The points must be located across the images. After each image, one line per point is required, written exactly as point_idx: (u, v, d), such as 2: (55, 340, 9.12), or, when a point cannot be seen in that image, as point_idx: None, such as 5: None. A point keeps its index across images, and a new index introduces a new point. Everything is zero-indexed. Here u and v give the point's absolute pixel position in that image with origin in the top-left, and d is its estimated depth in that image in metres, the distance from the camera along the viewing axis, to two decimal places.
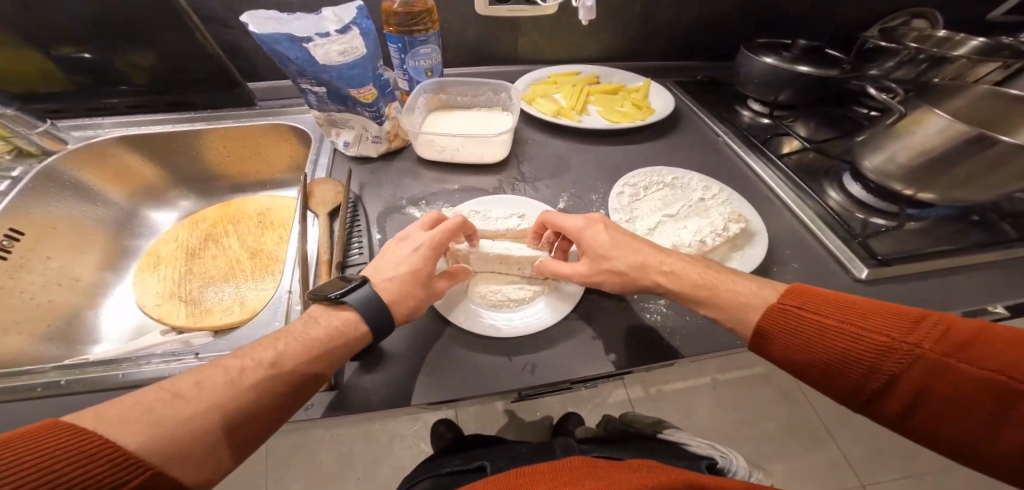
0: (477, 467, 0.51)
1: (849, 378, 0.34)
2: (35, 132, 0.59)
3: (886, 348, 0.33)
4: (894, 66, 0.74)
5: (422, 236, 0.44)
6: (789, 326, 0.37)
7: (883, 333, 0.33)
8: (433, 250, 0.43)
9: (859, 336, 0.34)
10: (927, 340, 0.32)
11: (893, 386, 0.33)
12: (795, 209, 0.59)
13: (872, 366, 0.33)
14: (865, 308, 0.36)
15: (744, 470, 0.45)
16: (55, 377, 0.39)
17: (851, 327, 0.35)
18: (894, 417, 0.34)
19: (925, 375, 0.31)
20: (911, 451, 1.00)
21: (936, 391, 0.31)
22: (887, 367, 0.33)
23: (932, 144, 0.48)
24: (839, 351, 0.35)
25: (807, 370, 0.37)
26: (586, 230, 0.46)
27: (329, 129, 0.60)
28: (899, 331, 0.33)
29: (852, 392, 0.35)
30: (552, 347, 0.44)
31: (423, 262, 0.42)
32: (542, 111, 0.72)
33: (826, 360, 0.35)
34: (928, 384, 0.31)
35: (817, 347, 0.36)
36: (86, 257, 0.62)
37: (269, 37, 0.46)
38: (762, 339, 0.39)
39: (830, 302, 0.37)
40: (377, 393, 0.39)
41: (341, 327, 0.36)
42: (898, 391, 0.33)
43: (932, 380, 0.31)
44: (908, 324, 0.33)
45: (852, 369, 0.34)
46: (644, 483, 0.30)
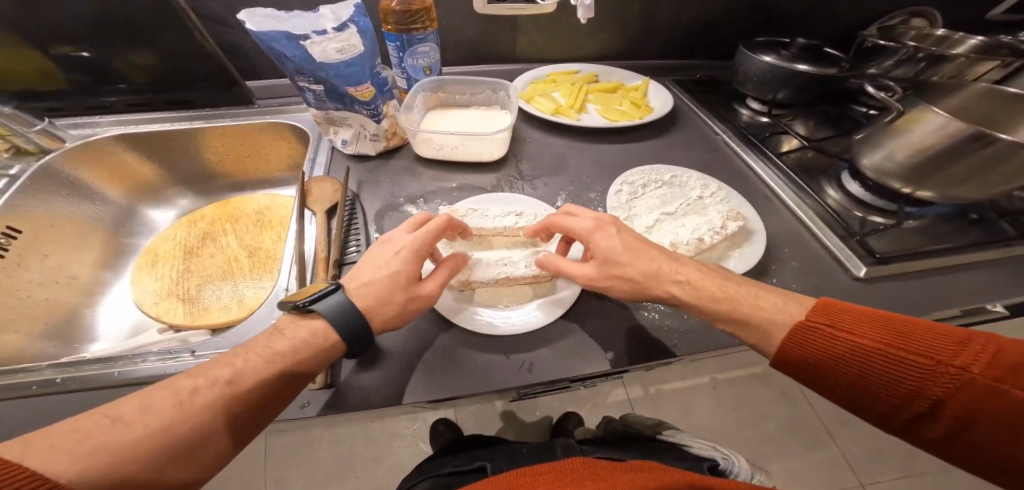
0: (477, 467, 0.51)
1: (890, 400, 0.35)
2: (33, 131, 0.59)
3: (932, 372, 0.32)
4: (894, 65, 0.74)
5: (405, 238, 0.43)
6: (827, 348, 0.36)
7: (928, 356, 0.33)
8: (414, 253, 0.42)
9: (902, 360, 0.34)
10: (975, 364, 0.31)
11: (939, 409, 0.33)
12: (794, 207, 0.59)
13: (918, 389, 0.33)
14: (907, 328, 0.35)
15: (747, 472, 0.45)
16: (50, 375, 0.39)
17: (893, 350, 0.34)
18: (937, 437, 0.34)
19: (974, 399, 0.31)
20: (912, 451, 1.00)
21: (983, 416, 0.31)
22: (933, 391, 0.32)
23: (930, 142, 0.48)
24: (880, 373, 0.34)
25: (846, 390, 0.37)
26: (595, 233, 0.45)
27: (328, 127, 0.60)
28: (945, 354, 0.33)
29: (895, 413, 0.35)
30: (549, 345, 0.44)
31: (405, 265, 0.41)
32: (541, 110, 0.72)
33: (867, 383, 0.35)
34: (976, 409, 0.31)
35: (856, 369, 0.35)
36: (84, 256, 0.62)
37: (266, 35, 0.46)
38: (798, 362, 0.38)
39: (868, 323, 0.36)
40: (373, 391, 0.39)
41: (322, 338, 0.36)
42: (944, 414, 0.33)
43: (981, 405, 0.31)
44: (954, 347, 0.33)
45: (894, 391, 0.34)
46: (644, 484, 0.29)
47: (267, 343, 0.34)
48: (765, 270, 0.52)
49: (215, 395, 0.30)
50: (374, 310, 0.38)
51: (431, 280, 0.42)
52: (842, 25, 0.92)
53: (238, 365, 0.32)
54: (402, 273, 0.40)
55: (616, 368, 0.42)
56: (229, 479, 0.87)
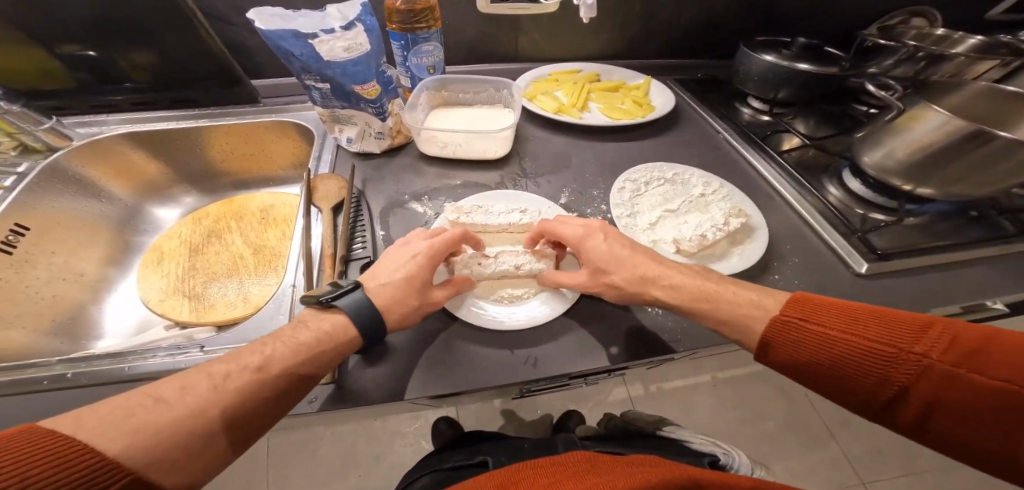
0: (479, 462, 0.51)
1: (861, 389, 0.35)
2: (41, 128, 0.59)
3: (894, 358, 0.33)
4: (894, 64, 0.75)
5: (421, 244, 0.44)
6: (798, 340, 0.37)
7: (889, 343, 0.34)
8: (430, 260, 0.42)
9: (866, 347, 0.34)
10: (935, 350, 0.32)
11: (905, 396, 0.33)
12: (795, 205, 0.60)
13: (884, 376, 0.34)
14: (871, 316, 0.36)
15: (746, 467, 0.45)
16: (61, 370, 0.39)
17: (856, 338, 0.35)
18: (910, 427, 0.34)
19: (938, 385, 0.32)
20: (911, 448, 1.01)
21: (949, 403, 0.31)
22: (897, 378, 0.33)
23: (930, 139, 0.48)
24: (847, 363, 0.35)
25: (820, 381, 0.37)
26: (586, 239, 0.46)
27: (333, 125, 0.60)
28: (906, 340, 0.33)
29: (867, 403, 0.35)
30: (553, 340, 0.44)
31: (419, 270, 0.41)
32: (543, 108, 0.73)
33: (837, 374, 0.36)
34: (940, 396, 0.32)
35: (826, 358, 0.36)
36: (90, 253, 0.63)
37: (274, 34, 0.47)
38: (766, 351, 0.39)
39: (836, 312, 0.37)
40: (380, 386, 0.39)
41: (341, 331, 0.37)
42: (910, 401, 0.33)
43: (944, 392, 0.31)
44: (915, 333, 0.33)
45: (863, 380, 0.35)
46: (648, 478, 0.30)
47: (291, 333, 0.35)
48: (766, 266, 0.52)
49: (224, 388, 0.30)
50: (382, 305, 0.39)
51: (442, 289, 0.43)
52: (841, 25, 0.92)
53: (246, 354, 0.32)
54: (418, 277, 0.41)
55: (618, 363, 0.43)
56: (232, 478, 0.87)
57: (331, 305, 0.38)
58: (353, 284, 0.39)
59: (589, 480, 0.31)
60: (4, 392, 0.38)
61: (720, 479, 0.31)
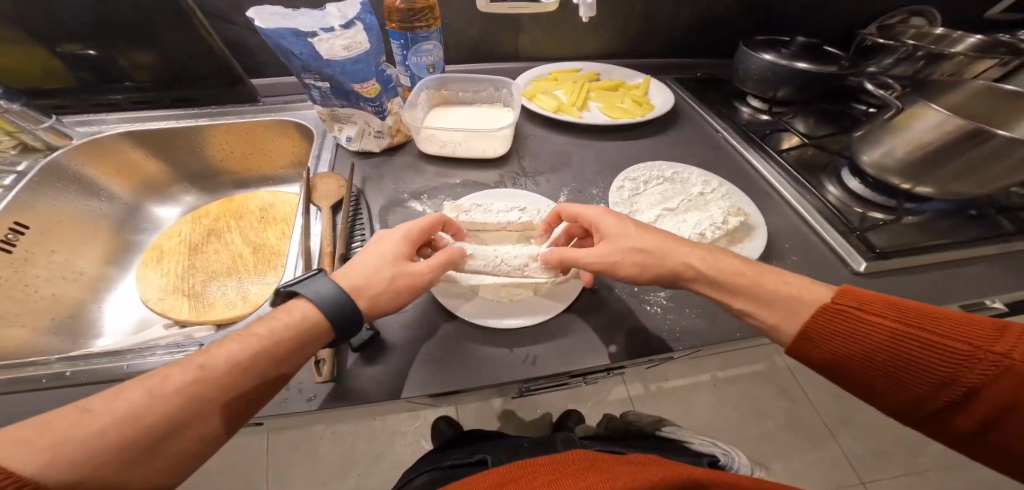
0: (478, 461, 0.51)
1: (921, 386, 0.34)
2: (41, 127, 0.60)
3: (969, 357, 0.32)
4: (893, 63, 0.74)
5: (399, 227, 0.44)
6: (858, 331, 0.36)
7: (965, 341, 0.33)
8: (408, 238, 0.43)
9: (937, 344, 0.33)
10: (1016, 351, 0.31)
11: (973, 398, 0.32)
12: (795, 204, 0.60)
13: (953, 375, 0.33)
14: (941, 315, 0.35)
15: (746, 468, 0.45)
16: (60, 368, 0.39)
17: (927, 335, 0.34)
18: (970, 432, 0.33)
19: (1015, 388, 0.30)
20: (911, 448, 1.01)
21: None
22: (969, 377, 0.32)
23: (928, 138, 0.48)
24: (910, 358, 0.34)
25: (875, 376, 0.36)
26: (602, 220, 0.46)
27: (333, 124, 0.61)
28: (984, 340, 0.32)
29: (927, 403, 0.34)
30: (551, 339, 0.44)
31: (393, 245, 0.42)
32: (543, 107, 0.73)
33: (899, 369, 0.35)
34: (1014, 398, 0.31)
35: (890, 354, 0.35)
36: (90, 252, 0.63)
37: (275, 32, 0.47)
38: (818, 344, 0.38)
39: (903, 307, 0.36)
40: (379, 383, 0.39)
41: (307, 316, 0.36)
42: (978, 404, 0.32)
43: (1020, 396, 0.30)
44: (992, 333, 0.32)
45: (929, 378, 0.34)
46: (647, 477, 0.30)
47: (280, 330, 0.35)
48: (766, 264, 0.52)
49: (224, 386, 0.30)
50: (382, 302, 0.39)
51: (425, 262, 0.42)
52: (841, 25, 0.92)
53: (246, 352, 0.32)
54: (389, 253, 0.41)
55: (617, 361, 0.43)
56: (231, 477, 0.87)
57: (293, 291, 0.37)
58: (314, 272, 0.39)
59: (588, 478, 0.31)
60: (4, 390, 0.38)
61: (722, 478, 0.31)
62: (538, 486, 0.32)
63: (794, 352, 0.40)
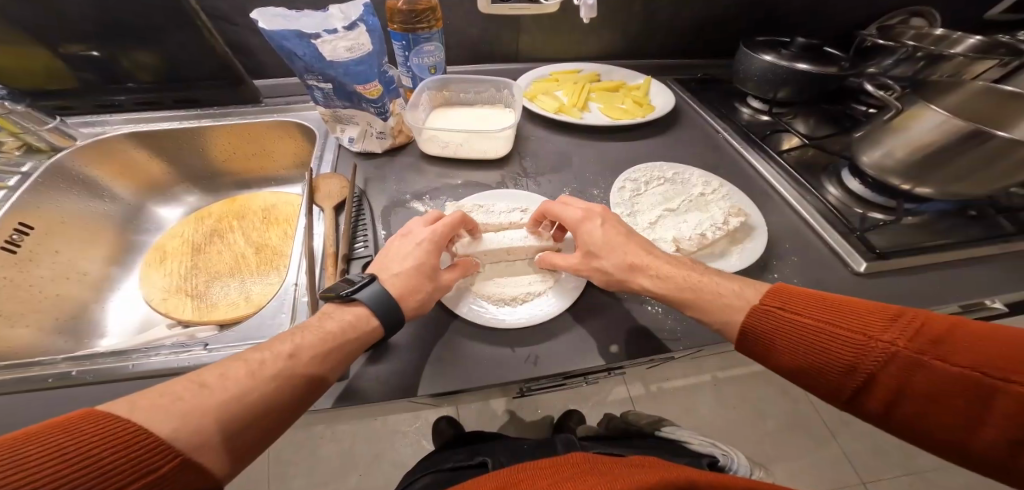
0: (478, 462, 0.51)
1: (828, 376, 0.35)
2: (45, 128, 0.60)
3: (863, 345, 0.33)
4: (892, 64, 0.75)
5: (423, 231, 0.45)
6: (770, 326, 0.37)
7: (860, 330, 0.34)
8: (436, 246, 0.44)
9: (836, 335, 0.35)
10: (902, 337, 0.32)
11: (873, 385, 0.33)
12: (795, 204, 0.60)
13: (852, 364, 0.34)
14: (844, 306, 0.36)
15: (745, 469, 0.45)
16: (66, 369, 0.40)
17: (827, 326, 0.35)
18: (881, 418, 0.33)
19: (904, 373, 0.32)
20: (910, 448, 1.01)
21: (916, 390, 0.31)
22: (865, 365, 0.33)
23: (927, 139, 0.48)
24: (816, 349, 0.35)
25: (793, 370, 0.37)
26: (583, 223, 0.47)
27: (335, 125, 0.61)
28: (876, 328, 0.33)
29: (839, 392, 0.35)
30: (554, 338, 0.45)
31: (428, 257, 0.42)
32: (544, 108, 0.73)
33: (809, 361, 0.36)
34: (905, 382, 0.32)
35: (797, 346, 0.36)
36: (94, 252, 0.63)
37: (277, 34, 0.47)
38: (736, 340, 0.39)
39: (810, 301, 0.37)
40: (382, 383, 0.40)
41: (364, 321, 0.38)
42: (878, 389, 0.33)
43: (909, 378, 0.31)
44: (885, 321, 0.34)
45: (834, 368, 0.34)
46: (647, 480, 0.30)
47: (295, 328, 0.36)
48: (767, 265, 0.52)
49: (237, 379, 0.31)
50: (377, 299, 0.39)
51: (450, 273, 0.44)
52: (841, 25, 0.92)
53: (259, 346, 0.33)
54: (427, 265, 0.42)
55: (618, 361, 0.43)
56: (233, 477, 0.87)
57: (351, 299, 0.38)
58: (367, 277, 0.40)
59: (588, 481, 0.31)
60: (10, 389, 0.38)
61: (724, 482, 0.31)
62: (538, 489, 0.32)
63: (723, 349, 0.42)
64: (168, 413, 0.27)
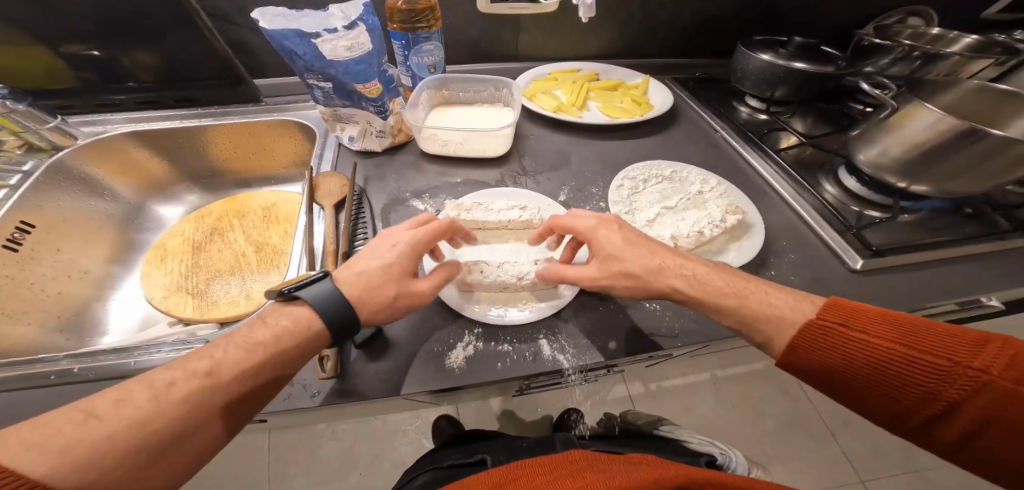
0: (478, 460, 0.51)
1: (903, 399, 0.35)
2: (46, 127, 0.60)
3: (949, 372, 0.33)
4: (889, 63, 0.75)
5: (403, 234, 0.44)
6: (843, 348, 0.37)
7: (945, 357, 0.34)
8: (413, 250, 0.42)
9: (918, 361, 0.34)
10: (994, 366, 0.32)
11: (953, 411, 0.33)
12: (792, 202, 0.60)
13: (934, 390, 0.34)
14: (923, 330, 0.36)
15: (743, 467, 0.46)
16: (67, 365, 0.40)
17: (909, 352, 0.35)
18: (954, 442, 0.34)
19: (992, 402, 0.32)
20: (909, 447, 1.01)
21: (1001, 419, 0.32)
22: (950, 391, 0.33)
23: (922, 138, 0.49)
24: (895, 375, 0.35)
25: (863, 392, 0.37)
26: (598, 229, 0.46)
27: (335, 124, 0.61)
28: (961, 355, 0.33)
29: (912, 416, 0.35)
30: (552, 334, 0.45)
31: (401, 259, 0.41)
32: (543, 107, 0.74)
33: (885, 385, 0.36)
34: (992, 411, 0.32)
35: (876, 371, 0.36)
36: (97, 251, 0.64)
37: (278, 33, 0.47)
38: (801, 359, 0.39)
39: (887, 323, 0.37)
40: (382, 379, 0.40)
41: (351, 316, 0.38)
42: (959, 416, 0.33)
43: (998, 408, 0.32)
44: (971, 349, 0.33)
45: (913, 394, 0.35)
46: (643, 479, 0.30)
47: (302, 322, 0.37)
48: (764, 262, 0.53)
49: None
50: (367, 292, 0.39)
51: (426, 278, 0.42)
52: (840, 24, 0.93)
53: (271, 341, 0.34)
54: (396, 267, 0.41)
55: (616, 358, 0.43)
56: (235, 478, 0.87)
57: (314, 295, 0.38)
58: (321, 274, 0.40)
59: (585, 478, 0.32)
60: (12, 387, 0.39)
61: (717, 479, 0.31)
62: (537, 486, 0.32)
63: (785, 367, 0.41)
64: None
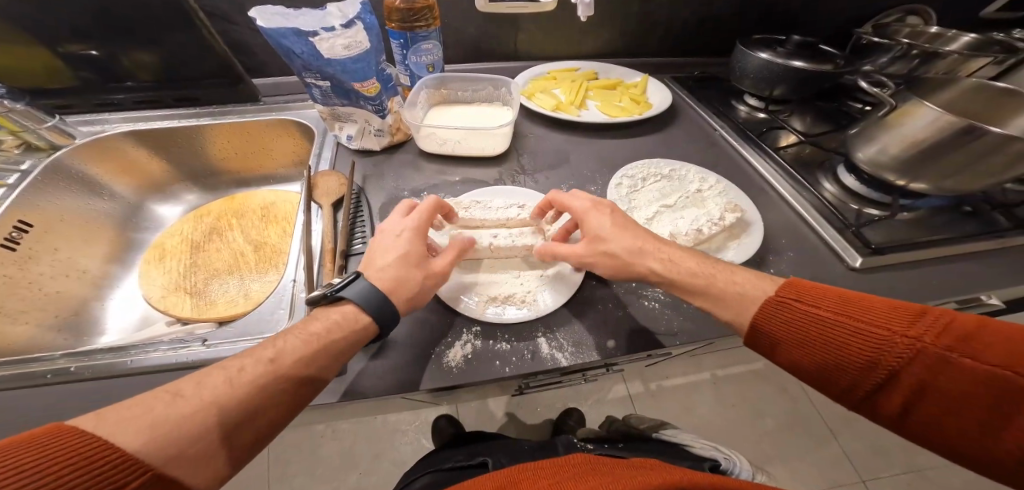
0: (478, 463, 0.51)
1: (846, 372, 0.35)
2: (44, 127, 0.60)
3: (888, 341, 0.33)
4: (888, 62, 0.76)
5: (404, 222, 0.45)
6: (794, 319, 0.38)
7: (884, 326, 0.34)
8: (418, 231, 0.45)
9: (860, 331, 0.35)
10: (928, 334, 0.32)
11: (894, 381, 0.33)
12: (790, 200, 0.60)
13: (874, 359, 0.34)
14: (867, 302, 0.36)
15: (747, 472, 0.45)
16: (65, 364, 0.40)
17: (851, 322, 0.35)
18: (898, 416, 0.34)
19: (927, 369, 0.32)
20: (909, 447, 1.01)
21: (939, 387, 0.32)
22: (888, 360, 0.33)
23: (922, 136, 0.49)
24: (840, 346, 0.36)
25: (811, 364, 0.37)
26: (589, 212, 0.48)
27: (333, 123, 0.61)
28: (900, 324, 0.34)
29: (857, 389, 0.35)
30: (551, 333, 0.45)
31: (414, 245, 0.43)
32: (542, 106, 0.74)
33: (830, 356, 0.36)
34: (927, 380, 0.32)
35: (822, 341, 0.36)
36: (96, 250, 0.64)
37: (276, 32, 0.47)
38: (754, 332, 0.40)
39: (835, 297, 0.38)
40: (380, 378, 0.40)
41: (351, 316, 0.38)
42: (899, 386, 0.33)
43: (933, 375, 0.32)
44: (909, 319, 0.34)
45: (855, 364, 0.35)
46: (649, 482, 0.30)
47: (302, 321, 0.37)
48: (763, 260, 0.53)
49: (244, 372, 0.32)
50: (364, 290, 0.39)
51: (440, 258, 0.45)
52: (839, 23, 0.93)
53: (273, 343, 0.34)
54: (413, 254, 0.43)
55: (615, 357, 0.43)
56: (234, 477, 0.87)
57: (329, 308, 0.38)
58: (356, 273, 0.40)
59: (590, 481, 0.32)
60: (10, 386, 0.38)
61: (721, 481, 0.31)
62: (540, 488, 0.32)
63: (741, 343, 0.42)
64: (166, 417, 0.27)
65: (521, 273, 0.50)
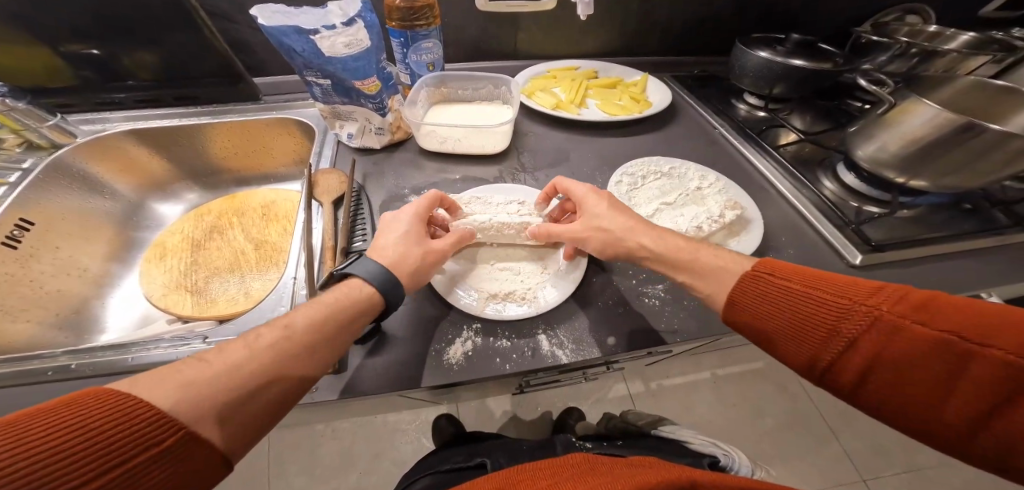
0: (477, 464, 0.51)
1: (808, 342, 0.35)
2: (46, 125, 0.60)
3: (847, 310, 0.34)
4: (887, 60, 0.76)
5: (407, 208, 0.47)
6: (762, 292, 0.38)
7: (846, 297, 0.34)
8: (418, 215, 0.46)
9: (822, 300, 0.35)
10: (886, 302, 0.32)
11: (852, 351, 0.33)
12: (790, 198, 0.60)
13: (834, 328, 0.34)
14: (833, 277, 0.37)
15: (747, 469, 0.45)
16: (65, 361, 0.40)
17: (815, 293, 0.36)
18: (859, 389, 0.33)
19: (884, 336, 0.32)
20: (910, 446, 1.01)
21: (894, 354, 0.31)
22: (847, 329, 0.33)
23: (922, 133, 0.49)
24: (803, 316, 0.36)
25: (777, 337, 0.37)
26: (587, 198, 0.49)
27: (334, 121, 0.61)
28: (861, 294, 0.34)
29: (818, 360, 0.35)
30: (551, 330, 0.45)
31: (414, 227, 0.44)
32: (542, 104, 0.74)
33: (793, 326, 0.36)
34: (882, 348, 0.32)
35: (786, 312, 0.37)
36: (96, 249, 0.64)
37: (277, 30, 0.47)
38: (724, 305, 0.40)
39: (803, 272, 0.38)
40: (380, 374, 0.40)
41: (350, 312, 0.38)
42: (857, 355, 0.33)
43: (889, 341, 0.31)
44: (870, 290, 0.34)
45: (817, 334, 0.35)
46: (648, 480, 0.30)
47: None
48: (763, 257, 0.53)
49: None
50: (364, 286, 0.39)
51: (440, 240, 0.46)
52: (838, 22, 0.93)
53: None
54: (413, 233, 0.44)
55: (615, 353, 0.43)
56: (235, 476, 0.87)
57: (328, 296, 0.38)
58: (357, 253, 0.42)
59: (588, 482, 0.32)
60: (12, 383, 0.39)
61: (721, 479, 0.31)
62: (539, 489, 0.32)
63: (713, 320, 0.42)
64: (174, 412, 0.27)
65: (522, 270, 0.50)
